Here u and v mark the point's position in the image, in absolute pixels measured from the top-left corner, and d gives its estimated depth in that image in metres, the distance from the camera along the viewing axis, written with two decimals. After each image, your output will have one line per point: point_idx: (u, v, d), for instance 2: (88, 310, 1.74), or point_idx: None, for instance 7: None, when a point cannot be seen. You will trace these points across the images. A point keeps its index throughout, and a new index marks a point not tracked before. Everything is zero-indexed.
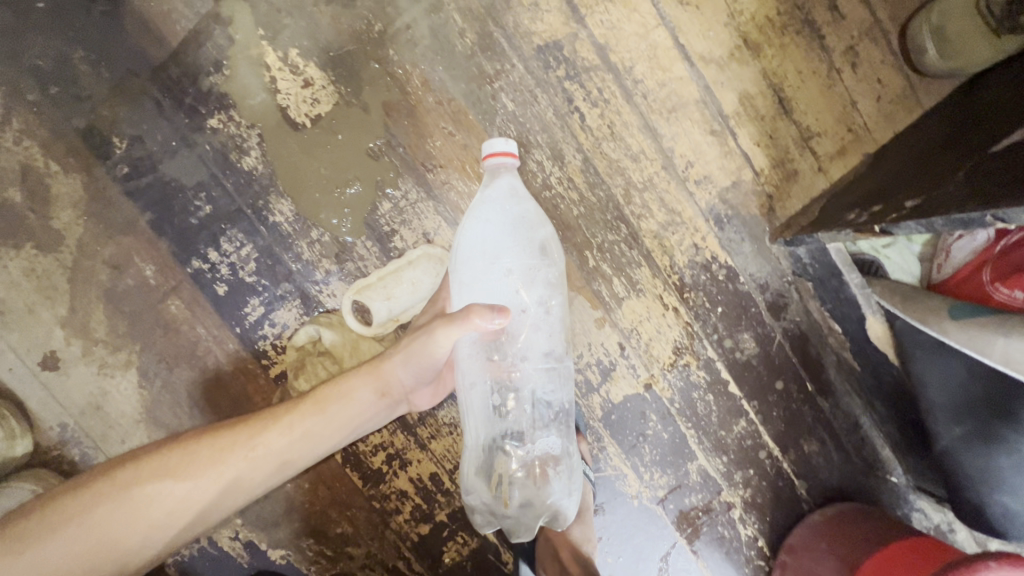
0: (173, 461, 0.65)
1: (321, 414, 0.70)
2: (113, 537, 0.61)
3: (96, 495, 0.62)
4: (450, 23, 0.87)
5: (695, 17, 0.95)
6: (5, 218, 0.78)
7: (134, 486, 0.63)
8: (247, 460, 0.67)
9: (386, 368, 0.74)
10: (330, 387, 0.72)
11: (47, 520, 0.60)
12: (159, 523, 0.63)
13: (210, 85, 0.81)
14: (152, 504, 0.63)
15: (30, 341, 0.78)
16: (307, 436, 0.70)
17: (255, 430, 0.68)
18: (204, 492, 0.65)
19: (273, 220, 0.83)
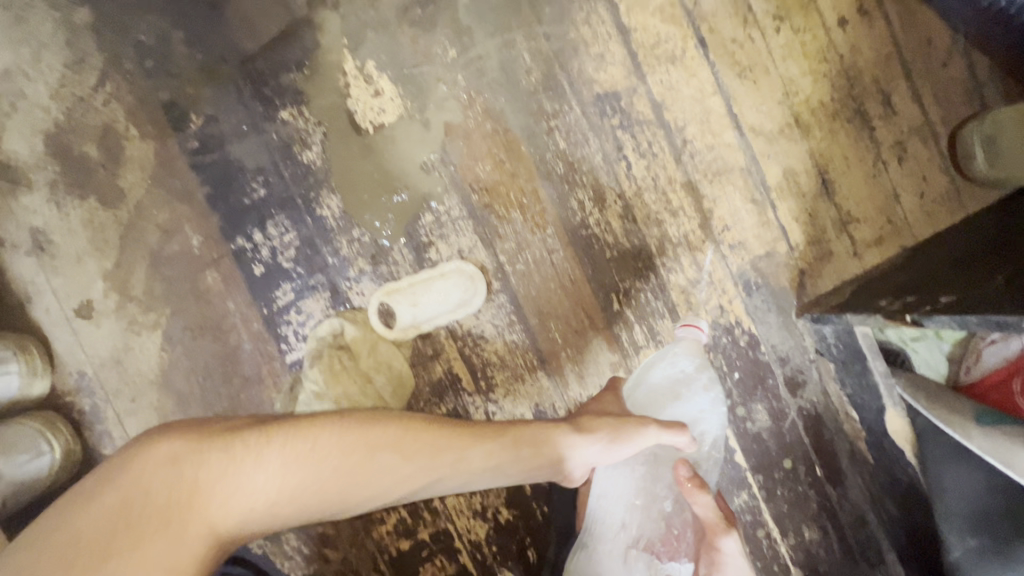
0: (418, 441, 0.65)
1: (516, 454, 0.69)
2: (330, 490, 0.60)
3: (387, 451, 0.63)
4: (519, 61, 0.92)
5: (751, 91, 0.99)
6: (76, 169, 0.82)
7: (361, 449, 0.62)
8: (453, 469, 0.66)
9: (590, 428, 0.71)
10: (523, 431, 0.70)
11: (302, 440, 0.60)
12: (353, 498, 0.62)
13: (289, 81, 0.87)
14: (361, 473, 0.62)
15: (72, 287, 0.82)
16: (497, 468, 0.68)
17: (463, 438, 0.67)
18: (407, 484, 0.64)
19: (320, 213, 0.87)
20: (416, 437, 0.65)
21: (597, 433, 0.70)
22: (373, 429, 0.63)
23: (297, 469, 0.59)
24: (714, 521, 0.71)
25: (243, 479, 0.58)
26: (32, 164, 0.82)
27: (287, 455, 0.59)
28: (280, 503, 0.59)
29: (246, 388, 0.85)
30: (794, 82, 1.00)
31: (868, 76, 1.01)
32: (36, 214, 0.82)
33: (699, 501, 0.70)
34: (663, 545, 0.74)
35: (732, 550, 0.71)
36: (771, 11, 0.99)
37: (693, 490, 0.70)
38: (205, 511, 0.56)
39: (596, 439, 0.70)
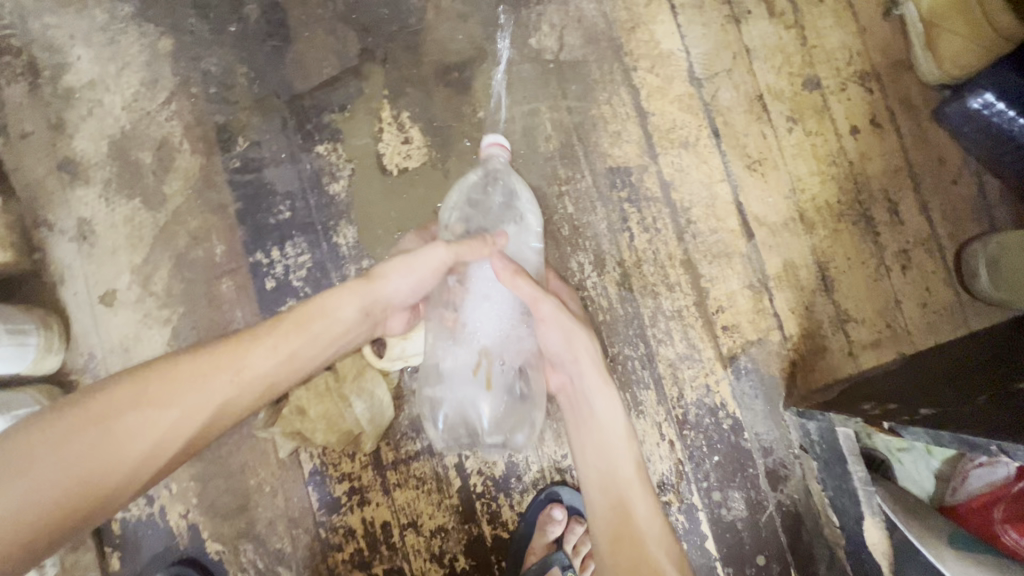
0: (184, 376, 0.65)
1: (305, 330, 0.72)
2: (97, 454, 0.60)
3: (141, 406, 0.62)
4: (541, 129, 1.00)
5: (759, 183, 1.04)
6: (130, 171, 0.92)
7: (109, 410, 0.61)
8: (233, 380, 0.67)
9: (381, 273, 0.75)
10: (307, 309, 0.73)
11: (110, 442, 0.60)
12: (134, 452, 0.62)
13: (331, 120, 0.96)
14: (124, 431, 0.62)
15: (102, 276, 0.89)
16: (296, 359, 0.72)
17: (236, 353, 0.68)
18: (198, 415, 0.66)
19: (335, 241, 0.94)
20: (174, 373, 0.65)
21: (390, 271, 0.74)
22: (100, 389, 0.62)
23: (39, 465, 0.57)
24: (551, 332, 0.78)
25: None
26: (93, 163, 0.91)
27: (33, 458, 0.57)
28: (51, 496, 0.58)
29: None
30: (801, 180, 1.04)
31: (876, 184, 1.05)
32: (86, 207, 0.90)
33: (517, 286, 0.73)
34: (517, 335, 0.80)
35: (590, 360, 0.79)
36: (785, 112, 1.05)
37: (509, 277, 0.73)
38: (3, 535, 0.56)
39: (392, 283, 0.75)
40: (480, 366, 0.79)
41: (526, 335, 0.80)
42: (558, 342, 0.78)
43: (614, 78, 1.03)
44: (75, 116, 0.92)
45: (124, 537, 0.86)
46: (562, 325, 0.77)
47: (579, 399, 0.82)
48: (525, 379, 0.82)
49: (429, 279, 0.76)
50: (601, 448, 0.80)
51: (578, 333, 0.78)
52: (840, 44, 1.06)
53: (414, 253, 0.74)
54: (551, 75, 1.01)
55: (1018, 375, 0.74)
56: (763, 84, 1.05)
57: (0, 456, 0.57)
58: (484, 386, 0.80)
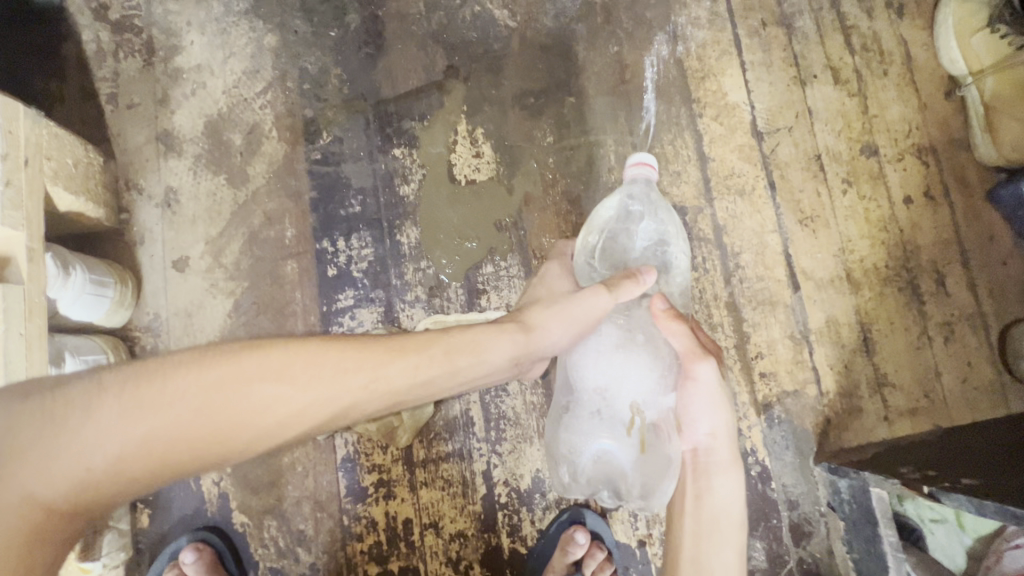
0: (312, 366, 0.60)
1: (446, 364, 0.67)
2: (204, 415, 0.55)
3: (259, 380, 0.58)
4: (605, 159, 1.05)
5: (809, 238, 1.06)
6: (220, 150, 0.98)
7: (234, 379, 0.57)
8: (365, 389, 0.62)
9: (539, 323, 0.73)
10: (460, 339, 0.69)
11: (239, 404, 0.57)
12: (236, 431, 0.57)
13: (410, 127, 1.02)
14: (231, 403, 0.56)
15: (178, 242, 0.95)
16: (428, 383, 0.66)
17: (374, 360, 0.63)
18: (310, 410, 0.60)
19: (398, 239, 0.98)
20: (303, 360, 0.60)
21: (551, 321, 0.73)
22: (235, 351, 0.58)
23: (145, 411, 0.53)
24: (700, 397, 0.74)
25: (91, 430, 0.52)
26: (188, 138, 0.98)
27: (149, 397, 0.54)
28: (136, 443, 0.53)
29: None
30: (851, 241, 1.06)
31: (925, 254, 1.06)
32: (175, 177, 0.97)
33: (676, 331, 0.71)
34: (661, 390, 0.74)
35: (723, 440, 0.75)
36: (841, 174, 1.08)
37: (666, 320, 0.72)
38: (78, 461, 0.52)
39: (553, 334, 0.73)
40: (634, 424, 0.72)
41: (670, 391, 0.74)
42: (702, 411, 0.74)
43: (680, 122, 1.08)
44: (180, 94, 0.99)
45: (156, 495, 0.89)
46: (712, 395, 0.74)
47: (702, 470, 0.75)
48: (665, 443, 0.74)
49: (584, 326, 0.73)
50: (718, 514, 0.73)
51: (722, 413, 0.74)
52: (900, 116, 1.10)
53: (576, 299, 0.72)
54: (621, 113, 1.07)
55: None
56: (823, 144, 1.09)
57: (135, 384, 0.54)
58: (633, 444, 0.72)
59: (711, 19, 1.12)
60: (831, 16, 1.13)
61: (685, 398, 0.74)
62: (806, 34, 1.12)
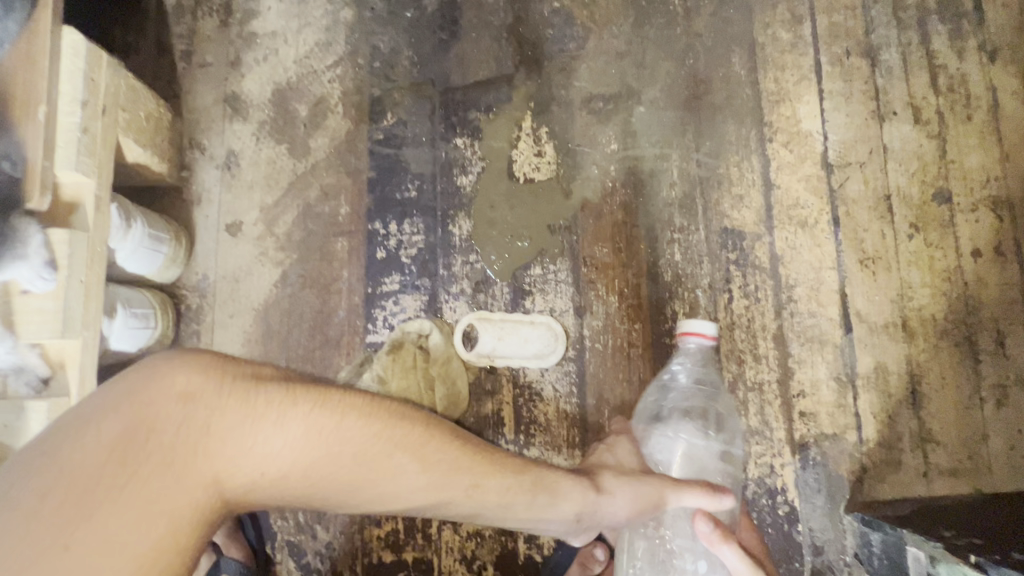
0: (443, 452, 0.61)
1: (530, 500, 0.65)
2: (348, 470, 0.56)
3: (390, 440, 0.58)
4: (667, 175, 1.02)
5: (868, 280, 1.03)
6: (285, 119, 0.98)
7: (365, 435, 0.57)
8: (467, 496, 0.62)
9: (610, 488, 0.70)
10: (547, 475, 0.67)
11: (376, 467, 0.57)
12: (375, 485, 0.57)
13: (474, 118, 1.01)
14: (355, 459, 0.56)
15: (234, 205, 0.95)
16: (510, 507, 0.64)
17: (483, 472, 0.63)
18: (419, 494, 0.60)
19: (450, 229, 0.97)
20: (431, 444, 0.60)
21: (620, 493, 0.70)
22: (376, 407, 0.59)
23: (301, 437, 0.54)
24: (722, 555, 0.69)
25: (268, 437, 0.53)
26: (255, 104, 0.98)
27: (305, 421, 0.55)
28: (303, 469, 0.54)
29: (323, 347, 0.92)
30: (911, 288, 1.02)
31: (987, 311, 1.02)
32: (238, 141, 0.97)
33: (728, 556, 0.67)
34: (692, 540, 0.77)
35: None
36: (909, 218, 1.04)
37: (716, 542, 0.68)
38: (267, 467, 0.53)
39: (614, 505, 0.70)
40: None
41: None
42: None
43: (748, 145, 1.05)
44: (252, 59, 0.99)
45: None
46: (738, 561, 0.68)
47: None
48: None
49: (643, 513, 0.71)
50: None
51: None
52: (980, 165, 1.05)
53: (644, 479, 0.72)
54: (689, 128, 1.04)
55: None
56: (894, 185, 1.05)
57: (308, 402, 0.56)
58: None
59: (794, 42, 1.08)
60: (919, 52, 1.08)
61: None
62: (891, 69, 1.08)
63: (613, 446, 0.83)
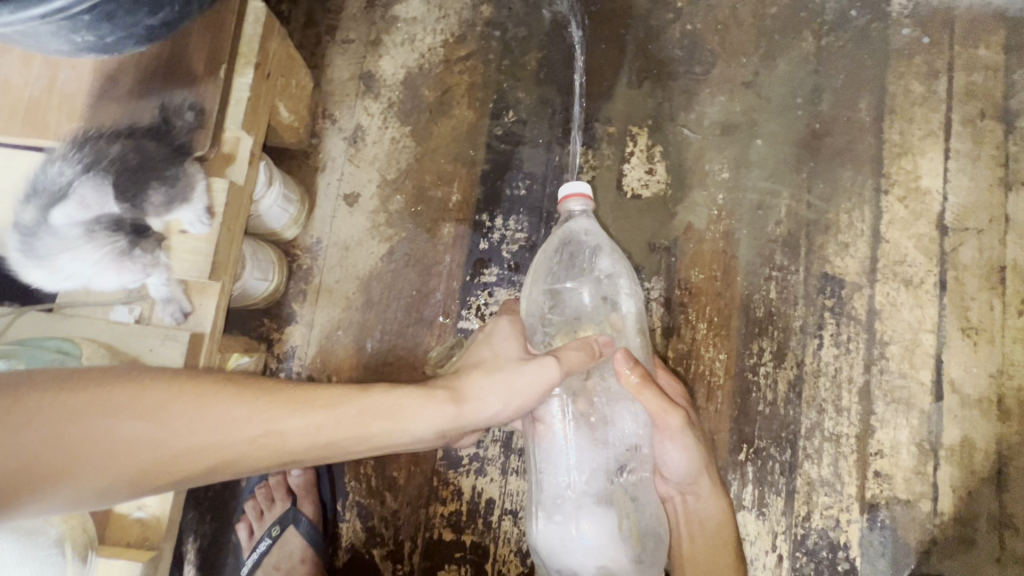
0: (207, 408, 0.54)
1: (361, 430, 0.56)
2: (77, 464, 0.50)
3: (107, 393, 0.53)
4: (774, 211, 1.02)
5: (967, 350, 0.99)
6: (414, 103, 1.02)
7: (86, 406, 0.51)
8: (259, 440, 0.54)
9: (475, 394, 0.60)
10: (377, 399, 0.58)
11: (114, 440, 0.51)
12: (116, 474, 0.52)
13: (591, 127, 1.02)
14: (84, 437, 0.51)
15: (354, 177, 0.99)
16: (334, 444, 0.56)
17: (275, 410, 0.55)
18: (191, 459, 0.53)
19: (553, 231, 0.99)
20: (188, 399, 0.54)
21: (489, 392, 0.61)
22: (118, 375, 0.54)
23: (3, 426, 0.49)
24: (645, 397, 0.75)
25: None
26: (387, 84, 1.03)
27: None
28: (12, 472, 0.49)
29: (416, 324, 0.96)
30: (1014, 366, 0.99)
31: None
32: (367, 117, 1.01)
33: (644, 397, 0.74)
34: (612, 409, 0.79)
35: (678, 432, 0.78)
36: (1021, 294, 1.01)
37: (636, 386, 0.74)
38: None
39: (489, 408, 0.61)
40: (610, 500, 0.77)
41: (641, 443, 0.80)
42: (671, 451, 0.80)
43: (862, 193, 1.03)
44: (391, 41, 1.04)
45: None
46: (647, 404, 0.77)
47: (684, 512, 0.85)
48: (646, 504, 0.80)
49: (529, 400, 0.63)
50: (698, 517, 0.84)
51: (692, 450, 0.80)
52: None
53: (520, 373, 0.62)
54: (804, 168, 1.03)
55: None
56: (1011, 256, 1.01)
57: (20, 395, 0.50)
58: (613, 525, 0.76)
59: (926, 95, 1.06)
60: None
61: (657, 443, 0.80)
62: None
63: (492, 335, 0.70)
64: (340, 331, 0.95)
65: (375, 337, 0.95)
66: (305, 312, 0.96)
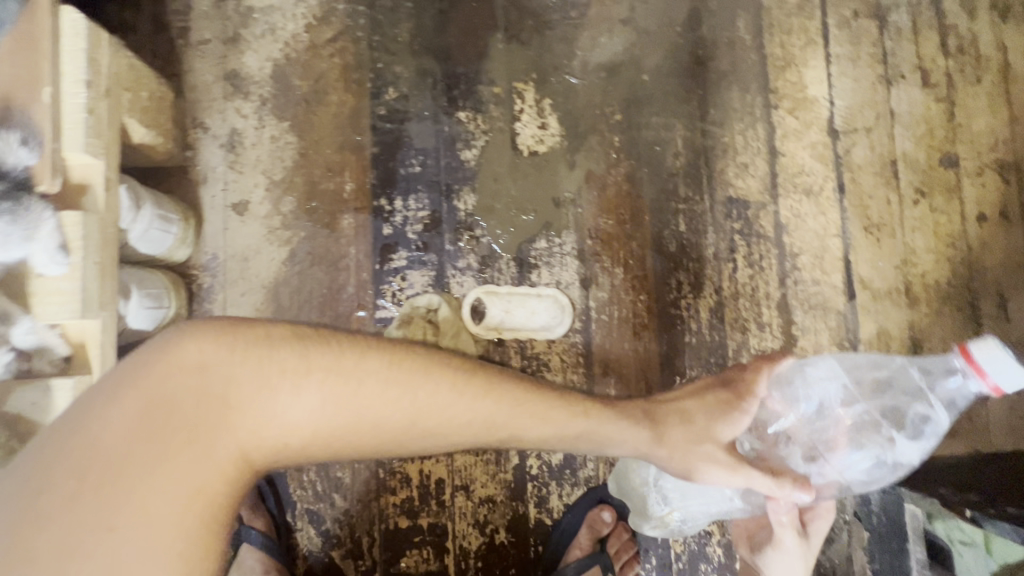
0: (477, 384, 0.63)
1: (584, 424, 0.67)
2: (365, 428, 0.58)
3: (276, 376, 0.56)
4: (672, 144, 1.02)
5: (872, 246, 1.03)
6: (287, 96, 0.97)
7: (358, 367, 0.58)
8: (532, 427, 0.64)
9: (665, 422, 0.69)
10: (601, 429, 0.67)
11: (390, 411, 0.58)
12: (407, 444, 0.60)
13: (477, 90, 1.00)
14: (374, 396, 0.58)
15: (239, 184, 0.95)
16: (569, 441, 0.67)
17: (519, 399, 0.64)
18: (446, 435, 0.61)
19: (455, 203, 0.97)
20: (449, 381, 0.61)
21: (710, 466, 0.66)
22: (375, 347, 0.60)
23: (310, 375, 0.56)
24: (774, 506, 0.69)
25: (283, 399, 0.56)
26: (255, 81, 0.97)
27: (245, 355, 0.56)
28: (322, 436, 0.56)
29: (333, 323, 0.94)
30: (915, 254, 1.03)
31: (991, 275, 1.03)
32: (241, 119, 0.96)
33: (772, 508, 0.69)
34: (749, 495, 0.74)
35: (781, 540, 0.72)
36: (914, 184, 1.04)
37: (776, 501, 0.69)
38: (281, 423, 0.55)
39: (712, 473, 0.66)
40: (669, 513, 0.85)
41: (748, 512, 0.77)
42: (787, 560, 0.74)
43: (753, 112, 1.04)
44: (250, 34, 0.98)
45: None
46: (756, 447, 0.72)
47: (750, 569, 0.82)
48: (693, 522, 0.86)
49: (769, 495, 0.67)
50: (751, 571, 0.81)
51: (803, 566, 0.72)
52: (988, 129, 1.05)
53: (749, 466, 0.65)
54: (694, 97, 1.03)
55: None
56: (900, 150, 1.05)
57: (293, 348, 0.57)
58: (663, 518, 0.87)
59: (800, 4, 1.06)
60: (929, 13, 1.07)
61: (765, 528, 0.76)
62: (899, 30, 1.06)
63: (687, 416, 0.69)
64: None
65: None
66: None
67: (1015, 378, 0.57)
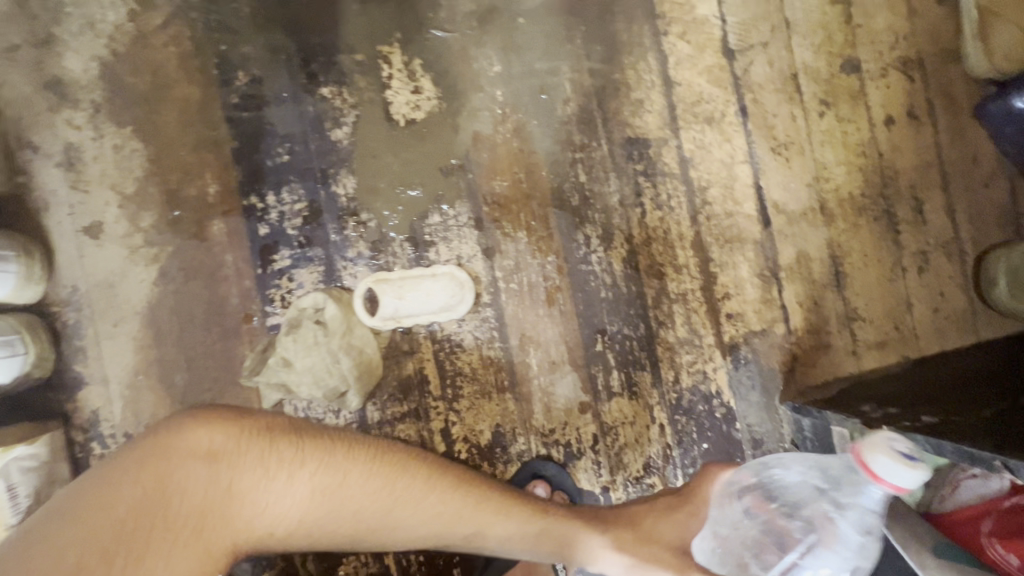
0: (455, 492, 0.69)
1: (552, 530, 0.71)
2: (351, 520, 0.65)
3: (282, 472, 0.63)
4: (559, 89, 0.94)
5: (782, 168, 0.99)
6: (123, 97, 0.87)
7: (353, 470, 0.65)
8: (504, 529, 0.70)
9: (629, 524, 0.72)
10: (564, 527, 0.71)
11: (377, 508, 0.66)
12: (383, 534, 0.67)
13: (337, 61, 0.90)
14: (363, 496, 0.65)
15: (87, 205, 0.85)
16: (533, 548, 0.70)
17: (501, 505, 0.70)
18: (419, 532, 0.67)
19: (334, 189, 0.89)
20: (431, 484, 0.68)
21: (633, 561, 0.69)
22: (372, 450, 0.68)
23: (304, 474, 0.63)
24: None
25: (278, 494, 0.62)
26: (82, 85, 0.86)
27: (262, 451, 0.63)
28: (313, 521, 0.64)
29: (222, 339, 0.87)
30: (827, 168, 0.99)
31: (904, 180, 1.00)
32: (75, 131, 0.86)
33: None
34: None
35: None
36: (819, 95, 0.99)
37: None
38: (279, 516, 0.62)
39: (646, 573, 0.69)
40: None
41: None
42: None
43: (641, 43, 0.97)
44: (65, 32, 0.86)
45: None
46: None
47: None
48: None
49: None
50: None
51: None
52: (886, 26, 1.00)
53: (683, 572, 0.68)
54: (576, 35, 0.95)
55: (1008, 393, 0.75)
56: (799, 61, 0.99)
57: (297, 446, 0.64)
58: None
59: None
60: None
61: None
62: None
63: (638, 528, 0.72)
64: (140, 376, 0.85)
65: (181, 368, 0.86)
66: (92, 370, 0.85)
67: (908, 475, 0.50)
